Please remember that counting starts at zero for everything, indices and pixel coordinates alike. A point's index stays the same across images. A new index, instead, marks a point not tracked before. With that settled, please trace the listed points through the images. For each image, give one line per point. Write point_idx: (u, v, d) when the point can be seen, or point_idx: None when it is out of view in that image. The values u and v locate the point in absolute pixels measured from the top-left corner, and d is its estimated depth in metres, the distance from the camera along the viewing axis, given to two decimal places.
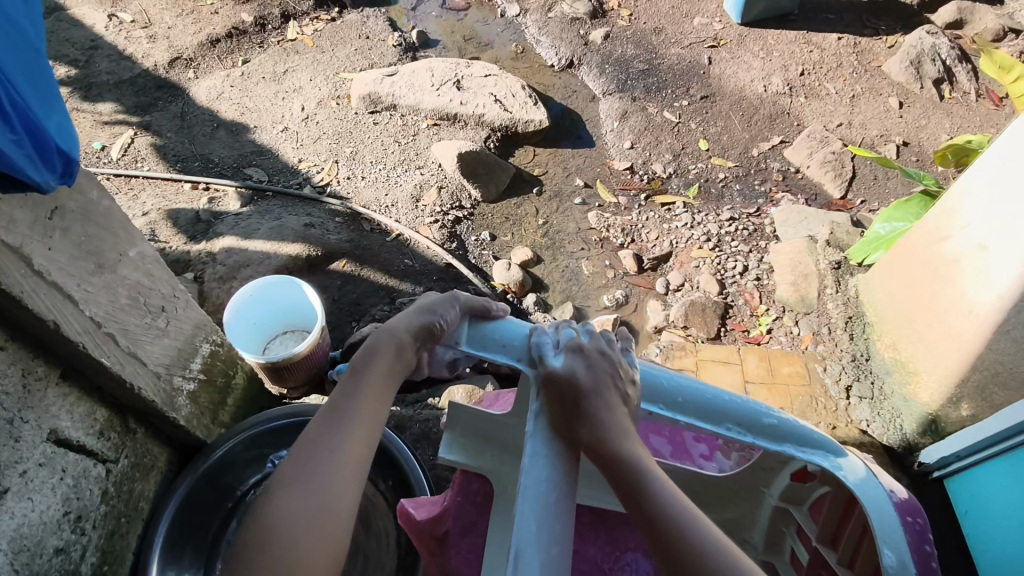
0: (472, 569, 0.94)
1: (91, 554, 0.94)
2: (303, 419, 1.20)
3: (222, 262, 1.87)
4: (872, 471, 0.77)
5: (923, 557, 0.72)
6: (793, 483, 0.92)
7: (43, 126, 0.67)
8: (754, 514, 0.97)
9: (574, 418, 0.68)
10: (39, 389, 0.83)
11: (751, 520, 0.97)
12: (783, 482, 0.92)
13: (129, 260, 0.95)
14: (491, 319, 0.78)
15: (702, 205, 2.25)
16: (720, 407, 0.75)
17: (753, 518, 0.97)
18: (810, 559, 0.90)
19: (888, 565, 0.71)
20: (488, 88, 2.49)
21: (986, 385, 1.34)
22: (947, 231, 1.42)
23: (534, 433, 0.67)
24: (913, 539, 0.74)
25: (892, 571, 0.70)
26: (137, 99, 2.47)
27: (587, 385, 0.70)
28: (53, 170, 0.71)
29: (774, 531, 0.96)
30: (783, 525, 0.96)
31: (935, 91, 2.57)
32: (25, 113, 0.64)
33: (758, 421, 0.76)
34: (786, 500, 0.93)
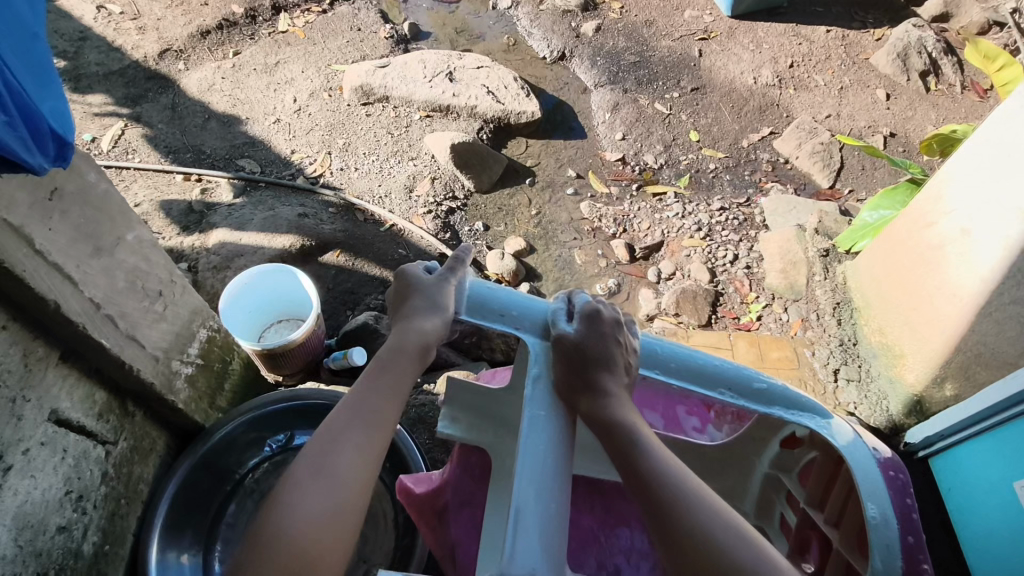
0: (472, 540, 0.97)
1: (92, 533, 0.96)
2: (299, 402, 1.21)
3: (216, 252, 1.88)
4: (859, 436, 0.79)
5: (905, 512, 0.74)
6: (782, 451, 0.96)
7: (37, 108, 0.64)
8: (747, 482, 1.01)
9: (580, 386, 0.71)
10: (39, 370, 0.83)
11: (743, 488, 1.01)
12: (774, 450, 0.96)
13: (127, 244, 0.94)
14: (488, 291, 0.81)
15: (693, 195, 2.27)
16: (715, 372, 0.78)
17: (745, 487, 1.01)
18: (797, 522, 0.92)
19: (871, 518, 0.72)
20: (480, 80, 2.50)
21: (970, 366, 1.37)
22: (933, 217, 1.45)
23: (535, 397, 0.70)
24: (896, 495, 0.75)
25: (875, 523, 0.71)
26: (127, 91, 2.46)
27: (591, 354, 0.74)
28: (48, 154, 0.68)
29: (765, 501, 1.00)
30: (773, 492, 0.99)
31: (921, 84, 2.61)
32: (19, 94, 0.62)
33: (749, 385, 0.78)
34: (777, 467, 0.97)
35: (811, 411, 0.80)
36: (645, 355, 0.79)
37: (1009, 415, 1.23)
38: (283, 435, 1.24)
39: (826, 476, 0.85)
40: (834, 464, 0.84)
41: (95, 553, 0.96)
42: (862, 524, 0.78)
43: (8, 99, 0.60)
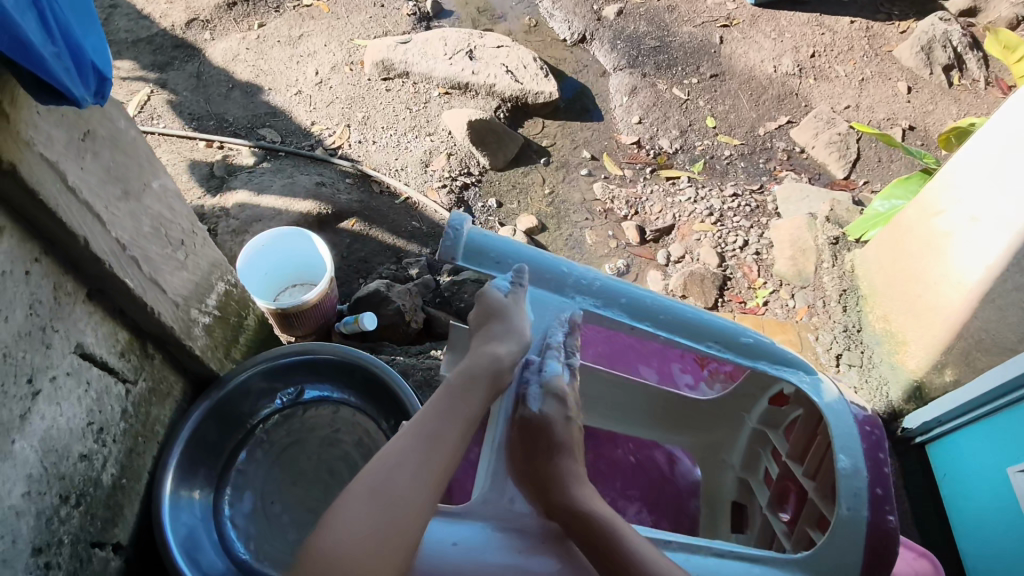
0: (467, 476, 1.12)
1: (111, 465, 1.01)
2: (310, 357, 1.26)
3: (235, 217, 1.94)
4: (841, 394, 0.89)
5: (876, 463, 0.84)
6: (770, 410, 1.04)
7: (80, 41, 0.68)
8: (735, 438, 1.12)
9: (542, 471, 0.81)
10: (67, 304, 0.88)
11: (730, 443, 1.12)
12: (762, 406, 1.06)
13: (153, 191, 0.99)
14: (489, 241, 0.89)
15: (706, 180, 2.28)
16: (702, 325, 0.89)
17: (733, 442, 1.12)
18: (778, 473, 1.01)
19: (842, 468, 0.83)
20: (500, 59, 2.52)
21: (970, 352, 1.39)
22: (941, 206, 1.45)
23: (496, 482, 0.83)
24: (869, 448, 0.85)
25: (844, 471, 0.82)
26: (153, 58, 2.52)
27: (555, 441, 0.84)
28: (89, 87, 0.72)
29: (751, 454, 1.09)
30: (759, 447, 1.08)
31: (944, 78, 2.58)
32: (64, 25, 0.66)
33: (732, 337, 0.89)
34: (764, 424, 1.06)
35: (793, 364, 0.91)
36: (637, 307, 0.89)
37: (1005, 401, 1.25)
38: (293, 389, 1.30)
39: (805, 433, 0.95)
40: (813, 422, 0.94)
41: (113, 484, 1.02)
42: (831, 478, 0.87)
43: (54, 29, 0.65)
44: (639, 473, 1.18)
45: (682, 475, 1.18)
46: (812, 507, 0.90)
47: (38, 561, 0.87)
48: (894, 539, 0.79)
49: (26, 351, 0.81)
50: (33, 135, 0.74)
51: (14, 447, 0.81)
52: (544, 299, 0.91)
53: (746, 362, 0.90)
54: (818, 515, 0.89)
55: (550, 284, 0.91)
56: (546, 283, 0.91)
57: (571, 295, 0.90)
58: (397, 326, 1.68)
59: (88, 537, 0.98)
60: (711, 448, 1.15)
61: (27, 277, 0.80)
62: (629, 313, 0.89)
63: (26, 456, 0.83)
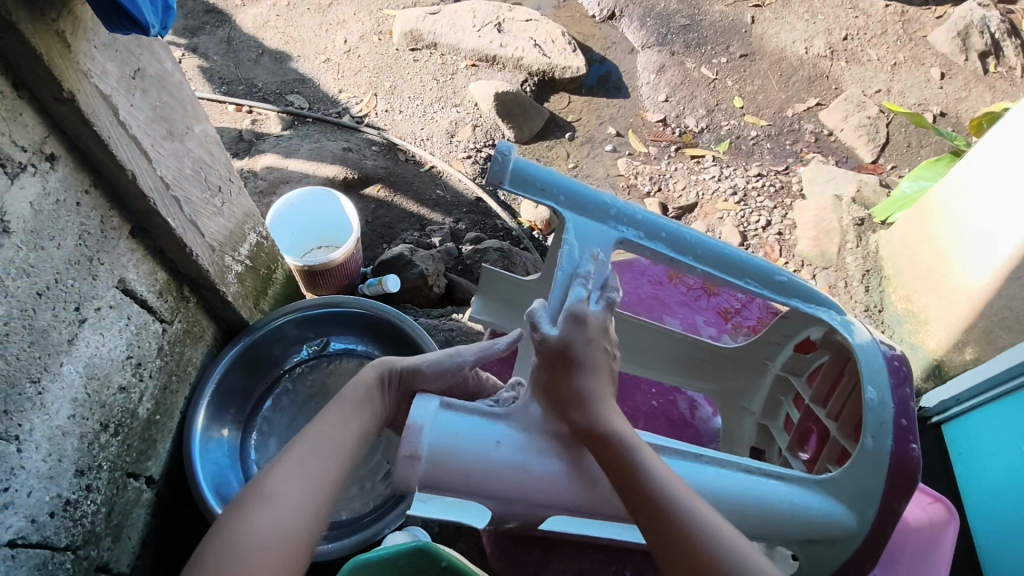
0: None
1: (147, 400, 1.05)
2: (339, 310, 1.28)
3: (263, 178, 2.01)
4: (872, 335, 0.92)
5: (903, 401, 0.86)
6: (796, 356, 1.08)
7: None
8: (757, 385, 1.14)
9: (568, 393, 0.77)
10: (112, 238, 0.92)
11: (752, 390, 1.15)
12: (786, 354, 1.09)
13: (195, 135, 1.02)
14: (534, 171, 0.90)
15: (732, 160, 2.27)
16: (740, 261, 0.93)
17: (754, 390, 1.15)
18: (800, 417, 1.06)
19: (869, 400, 0.86)
20: (528, 32, 2.51)
21: (991, 331, 1.38)
22: (971, 184, 1.44)
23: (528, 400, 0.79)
24: (896, 382, 0.87)
25: (870, 403, 0.85)
26: (185, 23, 2.55)
27: (580, 357, 0.78)
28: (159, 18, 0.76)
29: (772, 402, 1.13)
30: (781, 394, 1.12)
31: (980, 65, 2.54)
32: None
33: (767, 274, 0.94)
34: (787, 370, 1.09)
35: (824, 304, 0.96)
36: (676, 240, 0.93)
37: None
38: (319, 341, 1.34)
39: (832, 374, 0.99)
40: (840, 363, 0.98)
41: (148, 418, 1.06)
42: (859, 413, 0.91)
43: None
44: (660, 418, 1.23)
45: (703, 422, 1.22)
46: (834, 444, 0.95)
47: (79, 481, 0.92)
48: (917, 469, 0.82)
49: (72, 279, 0.86)
50: (89, 66, 0.78)
51: (62, 370, 0.87)
52: (587, 226, 0.91)
53: (780, 298, 0.94)
54: (840, 451, 0.94)
55: (591, 214, 0.92)
56: (589, 212, 0.92)
57: (613, 226, 0.92)
58: (420, 290, 1.70)
59: (124, 466, 1.02)
60: (732, 401, 1.17)
61: (78, 207, 0.85)
62: (666, 245, 0.93)
63: (69, 378, 0.88)
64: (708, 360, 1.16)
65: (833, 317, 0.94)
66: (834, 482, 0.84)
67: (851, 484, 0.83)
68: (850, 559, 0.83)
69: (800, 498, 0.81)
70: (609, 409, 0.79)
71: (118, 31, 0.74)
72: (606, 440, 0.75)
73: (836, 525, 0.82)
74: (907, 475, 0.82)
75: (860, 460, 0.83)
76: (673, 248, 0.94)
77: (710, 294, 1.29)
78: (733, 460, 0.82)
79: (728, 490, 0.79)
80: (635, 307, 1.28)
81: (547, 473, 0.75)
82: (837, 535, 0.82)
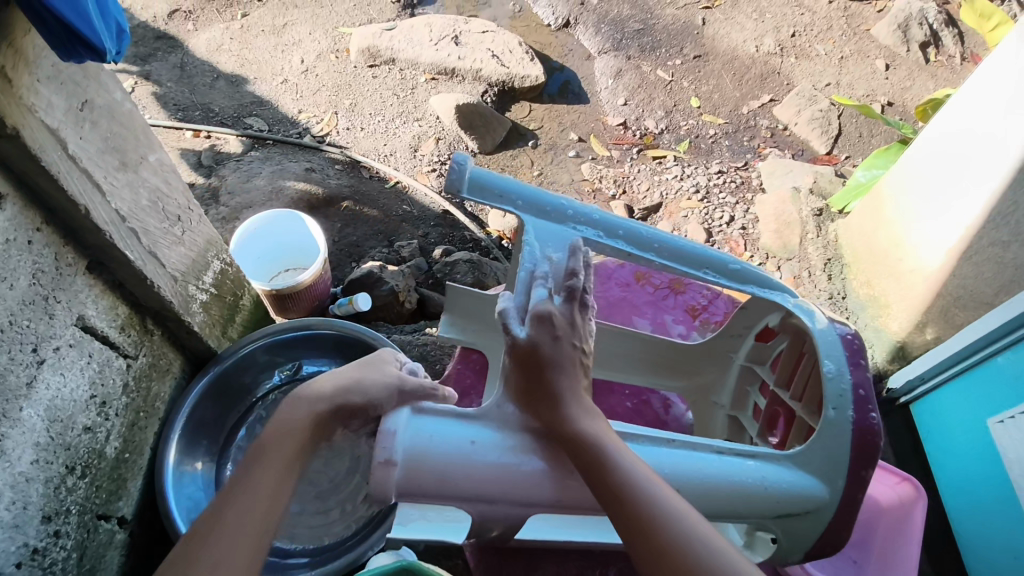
0: None
1: (114, 439, 1.03)
2: (308, 331, 1.27)
3: (225, 204, 1.96)
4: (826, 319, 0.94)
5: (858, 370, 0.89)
6: (757, 345, 1.09)
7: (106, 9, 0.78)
8: (725, 377, 1.15)
9: (540, 394, 0.78)
10: (69, 275, 0.90)
11: (720, 383, 1.16)
12: (749, 344, 1.10)
13: (149, 164, 1.00)
14: (490, 179, 0.91)
15: (692, 159, 2.31)
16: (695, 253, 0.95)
17: (722, 382, 1.15)
18: (767, 404, 1.07)
19: (827, 372, 0.88)
20: (485, 44, 2.53)
21: (949, 310, 1.43)
22: (920, 169, 1.49)
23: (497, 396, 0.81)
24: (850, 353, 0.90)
25: (828, 376, 0.88)
26: (137, 51, 2.50)
27: (549, 357, 0.79)
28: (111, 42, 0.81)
29: (739, 392, 1.13)
30: (748, 385, 1.12)
31: (921, 55, 2.64)
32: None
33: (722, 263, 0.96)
34: (751, 360, 1.10)
35: (779, 289, 0.98)
36: (635, 237, 0.95)
37: (987, 354, 1.30)
38: (292, 364, 1.32)
39: (794, 356, 1.01)
40: (800, 343, 1.00)
41: (116, 457, 1.03)
42: (821, 391, 0.93)
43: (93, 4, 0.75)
44: (636, 417, 1.24)
45: (676, 420, 1.24)
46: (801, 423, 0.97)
47: (47, 528, 0.89)
48: (878, 435, 0.84)
49: (29, 320, 0.84)
50: (34, 102, 0.76)
51: (21, 415, 0.84)
52: (546, 229, 0.91)
53: (736, 286, 0.97)
54: (807, 429, 0.96)
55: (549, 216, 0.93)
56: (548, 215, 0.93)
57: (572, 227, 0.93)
58: (393, 306, 1.70)
59: (94, 508, 0.99)
60: (702, 394, 1.18)
61: (30, 246, 0.83)
62: (625, 241, 0.94)
63: (31, 423, 0.86)
64: (676, 357, 1.18)
65: (788, 301, 0.97)
66: (804, 455, 0.86)
67: (822, 456, 0.85)
68: (826, 529, 0.85)
69: (771, 475, 0.83)
70: (582, 407, 0.79)
71: (70, 58, 0.75)
72: (576, 441, 0.75)
73: (807, 495, 0.84)
74: (869, 441, 0.85)
75: (827, 432, 0.86)
76: (632, 246, 0.95)
77: (677, 293, 1.31)
78: (703, 442, 0.84)
79: (702, 472, 0.81)
80: (603, 310, 1.29)
81: (527, 469, 0.77)
82: (810, 507, 0.84)
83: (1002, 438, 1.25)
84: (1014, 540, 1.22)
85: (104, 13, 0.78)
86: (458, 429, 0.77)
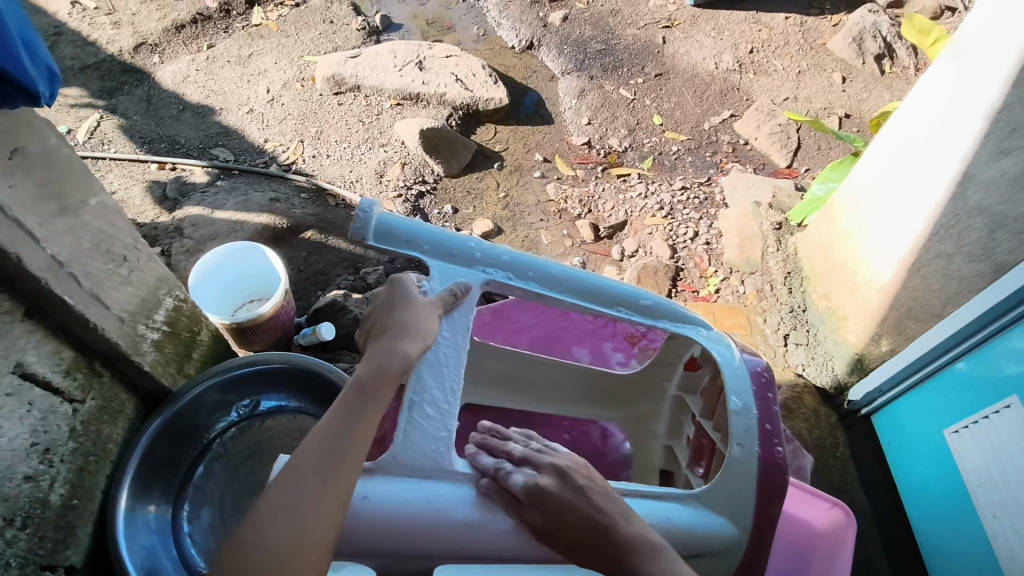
0: None
1: (60, 485, 1.01)
2: (261, 366, 1.26)
3: (189, 236, 1.95)
4: (733, 350, 1.02)
5: (766, 402, 0.96)
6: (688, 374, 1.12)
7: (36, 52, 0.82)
8: (661, 407, 1.19)
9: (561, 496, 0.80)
10: (4, 323, 0.89)
11: (658, 413, 1.20)
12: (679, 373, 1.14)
13: (91, 208, 0.99)
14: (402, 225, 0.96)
15: (656, 176, 2.34)
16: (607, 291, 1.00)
17: (660, 412, 1.20)
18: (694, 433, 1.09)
19: (734, 406, 0.95)
20: (450, 68, 2.56)
21: (901, 321, 1.46)
22: (868, 185, 1.52)
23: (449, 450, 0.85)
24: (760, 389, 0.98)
25: (735, 409, 0.95)
26: (101, 84, 2.49)
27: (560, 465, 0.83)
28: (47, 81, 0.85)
29: (674, 421, 1.17)
30: (681, 414, 1.15)
31: (876, 66, 2.70)
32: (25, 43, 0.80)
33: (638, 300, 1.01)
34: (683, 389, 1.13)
35: (692, 322, 1.04)
36: (543, 277, 0.99)
37: (945, 363, 1.32)
38: (248, 400, 1.31)
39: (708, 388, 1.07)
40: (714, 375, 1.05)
41: (62, 504, 1.02)
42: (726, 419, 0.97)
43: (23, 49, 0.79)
44: (572, 450, 1.24)
45: (615, 451, 1.24)
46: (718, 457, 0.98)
47: None
48: (781, 470, 0.91)
49: None
50: None
51: None
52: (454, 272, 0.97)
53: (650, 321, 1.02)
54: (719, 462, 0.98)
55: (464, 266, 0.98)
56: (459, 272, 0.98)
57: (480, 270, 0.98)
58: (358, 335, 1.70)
59: (37, 559, 0.99)
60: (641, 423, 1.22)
61: None
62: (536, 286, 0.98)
63: None
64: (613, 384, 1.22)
65: (699, 334, 1.03)
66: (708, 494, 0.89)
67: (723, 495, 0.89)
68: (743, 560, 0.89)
69: (675, 513, 0.86)
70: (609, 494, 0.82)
71: (6, 104, 0.78)
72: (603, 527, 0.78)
73: (718, 537, 0.87)
74: (777, 478, 0.90)
75: (733, 468, 0.90)
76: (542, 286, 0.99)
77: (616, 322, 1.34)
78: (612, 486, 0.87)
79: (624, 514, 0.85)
80: (545, 343, 1.33)
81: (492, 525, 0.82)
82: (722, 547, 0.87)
83: (958, 448, 1.27)
84: (973, 550, 1.23)
85: (35, 56, 0.82)
86: (416, 487, 0.82)
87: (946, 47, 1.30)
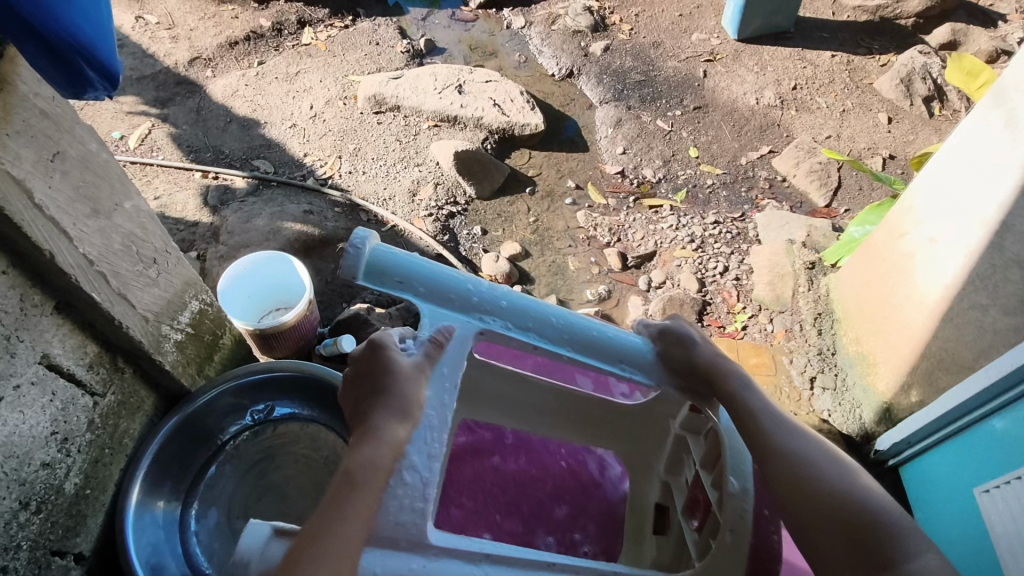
0: None
1: (75, 475, 1.04)
2: (274, 374, 1.28)
3: (224, 243, 2.01)
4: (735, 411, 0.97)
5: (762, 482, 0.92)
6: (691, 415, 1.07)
7: None
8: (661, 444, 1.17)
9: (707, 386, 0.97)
10: (35, 315, 0.93)
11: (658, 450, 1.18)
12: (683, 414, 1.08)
13: (125, 211, 1.05)
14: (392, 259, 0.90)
15: (689, 208, 2.32)
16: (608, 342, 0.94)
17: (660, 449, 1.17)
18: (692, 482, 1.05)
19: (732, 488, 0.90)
20: (488, 93, 2.60)
21: (932, 371, 1.40)
22: (905, 228, 1.47)
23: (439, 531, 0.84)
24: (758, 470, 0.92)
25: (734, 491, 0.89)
26: (156, 94, 2.61)
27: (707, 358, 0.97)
28: None
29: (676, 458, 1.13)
30: (682, 455, 1.11)
31: (925, 109, 2.63)
32: None
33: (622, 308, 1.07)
34: (686, 429, 1.08)
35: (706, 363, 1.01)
36: (543, 328, 0.92)
37: (981, 417, 1.25)
38: (263, 406, 1.33)
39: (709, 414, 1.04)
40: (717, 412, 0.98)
41: (76, 493, 1.05)
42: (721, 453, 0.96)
43: None
44: (569, 479, 1.26)
45: (612, 485, 1.24)
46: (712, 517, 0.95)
47: None
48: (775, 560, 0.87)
49: None
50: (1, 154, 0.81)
51: None
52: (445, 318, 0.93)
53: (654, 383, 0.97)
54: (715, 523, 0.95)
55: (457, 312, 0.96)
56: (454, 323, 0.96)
57: (478, 317, 0.93)
58: None
59: (47, 544, 1.01)
60: (639, 460, 1.20)
61: None
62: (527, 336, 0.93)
63: None
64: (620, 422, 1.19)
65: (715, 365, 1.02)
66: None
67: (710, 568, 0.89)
68: None
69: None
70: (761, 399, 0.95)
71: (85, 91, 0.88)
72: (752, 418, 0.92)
73: None
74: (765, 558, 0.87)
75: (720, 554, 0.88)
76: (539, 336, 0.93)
77: None
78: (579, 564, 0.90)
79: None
80: (550, 370, 1.33)
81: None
82: None
83: (989, 509, 1.19)
84: None
85: None
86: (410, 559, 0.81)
87: (987, 92, 1.27)
